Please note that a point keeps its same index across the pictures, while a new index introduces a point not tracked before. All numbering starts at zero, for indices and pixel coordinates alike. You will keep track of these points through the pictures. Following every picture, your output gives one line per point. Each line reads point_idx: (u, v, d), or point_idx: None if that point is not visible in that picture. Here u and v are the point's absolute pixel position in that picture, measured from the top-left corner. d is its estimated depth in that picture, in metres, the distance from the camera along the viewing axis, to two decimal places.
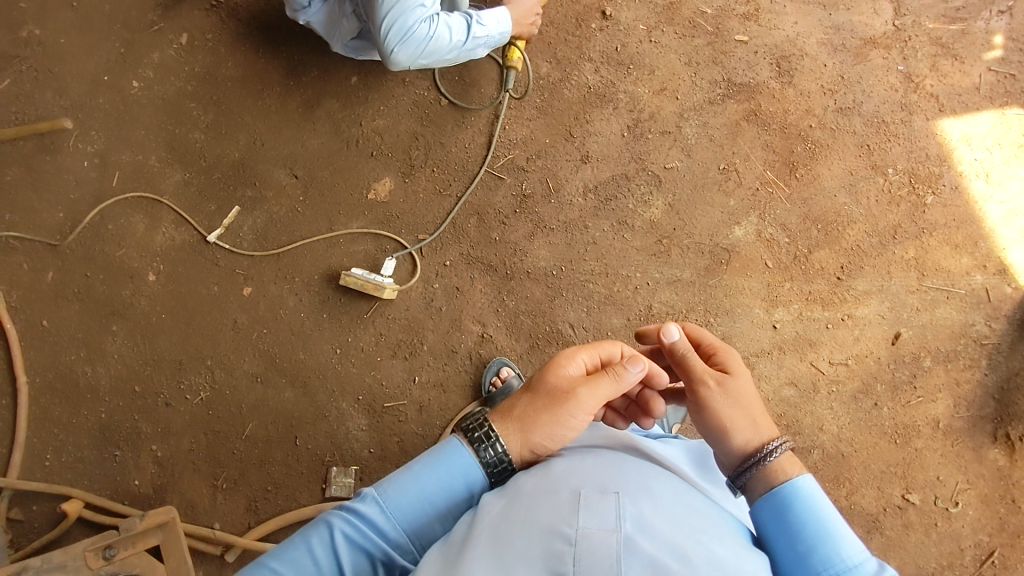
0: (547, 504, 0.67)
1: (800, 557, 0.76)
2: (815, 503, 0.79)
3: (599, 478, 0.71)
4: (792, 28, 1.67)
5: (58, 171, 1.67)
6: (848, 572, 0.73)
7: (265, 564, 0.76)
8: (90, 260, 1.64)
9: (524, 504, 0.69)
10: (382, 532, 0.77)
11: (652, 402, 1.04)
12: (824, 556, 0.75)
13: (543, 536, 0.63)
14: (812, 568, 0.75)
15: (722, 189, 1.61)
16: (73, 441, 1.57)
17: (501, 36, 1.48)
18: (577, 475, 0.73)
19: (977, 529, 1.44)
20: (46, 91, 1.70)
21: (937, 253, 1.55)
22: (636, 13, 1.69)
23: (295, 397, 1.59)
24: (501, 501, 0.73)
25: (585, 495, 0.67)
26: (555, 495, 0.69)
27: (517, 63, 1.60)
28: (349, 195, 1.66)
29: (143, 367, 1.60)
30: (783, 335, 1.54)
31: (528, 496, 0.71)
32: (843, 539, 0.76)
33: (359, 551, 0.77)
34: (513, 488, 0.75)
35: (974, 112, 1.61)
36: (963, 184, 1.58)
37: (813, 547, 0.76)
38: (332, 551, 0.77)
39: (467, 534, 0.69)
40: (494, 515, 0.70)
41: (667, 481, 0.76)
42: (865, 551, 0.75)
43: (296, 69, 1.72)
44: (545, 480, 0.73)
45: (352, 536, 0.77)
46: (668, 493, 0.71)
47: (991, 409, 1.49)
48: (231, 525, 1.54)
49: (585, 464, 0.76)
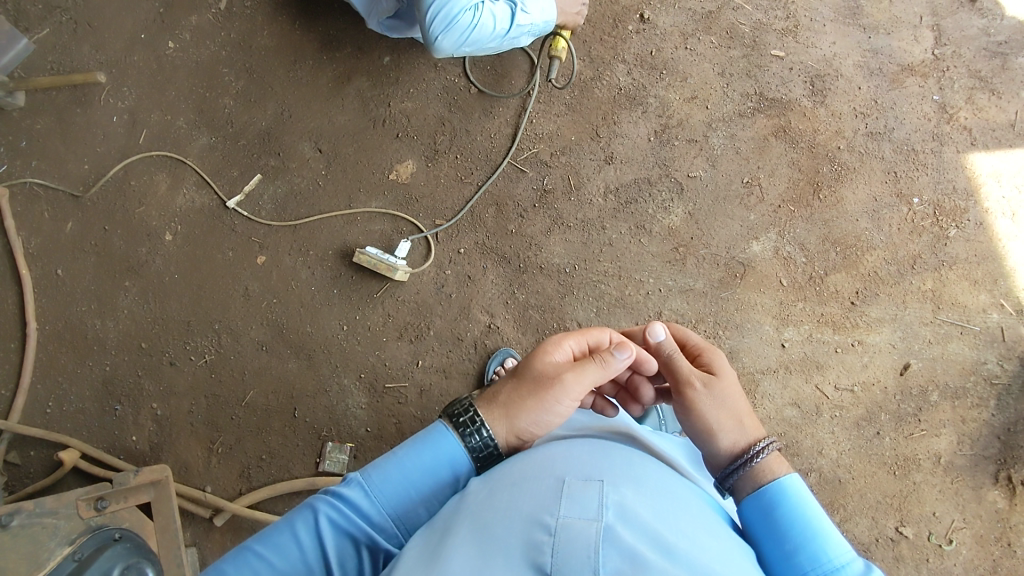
0: (530, 494, 0.66)
1: (788, 557, 0.76)
2: (803, 501, 0.79)
3: (586, 469, 0.70)
4: (829, 47, 1.65)
5: (87, 125, 1.69)
6: (834, 572, 0.73)
7: (250, 548, 0.76)
8: (110, 214, 1.66)
9: (507, 492, 0.68)
10: (366, 516, 0.77)
11: (641, 388, 1.06)
12: (811, 555, 0.75)
13: (523, 525, 0.62)
14: (799, 567, 0.75)
15: (744, 203, 1.60)
16: (76, 392, 1.59)
17: (546, 24, 1.46)
18: (564, 466, 0.72)
19: (968, 569, 1.42)
20: (83, 44, 1.72)
21: (955, 287, 1.54)
22: (674, 18, 1.68)
23: (299, 368, 1.59)
24: (485, 488, 0.72)
25: (569, 485, 0.66)
26: (539, 485, 0.68)
27: (561, 53, 1.61)
28: (371, 174, 1.67)
29: (151, 325, 1.62)
30: (791, 355, 1.53)
31: (513, 485, 0.70)
32: (830, 538, 0.76)
33: (343, 535, 0.76)
34: (499, 475, 0.74)
35: (1007, 149, 1.59)
36: (988, 220, 1.56)
37: (800, 546, 0.76)
38: (315, 535, 0.76)
39: (450, 521, 0.68)
40: (477, 502, 0.69)
41: (658, 477, 0.75)
42: (852, 551, 0.74)
43: (331, 44, 1.73)
44: (531, 469, 0.72)
45: (335, 520, 0.76)
46: (653, 489, 0.70)
47: (995, 450, 1.47)
48: (223, 490, 1.56)
49: (573, 455, 0.75)
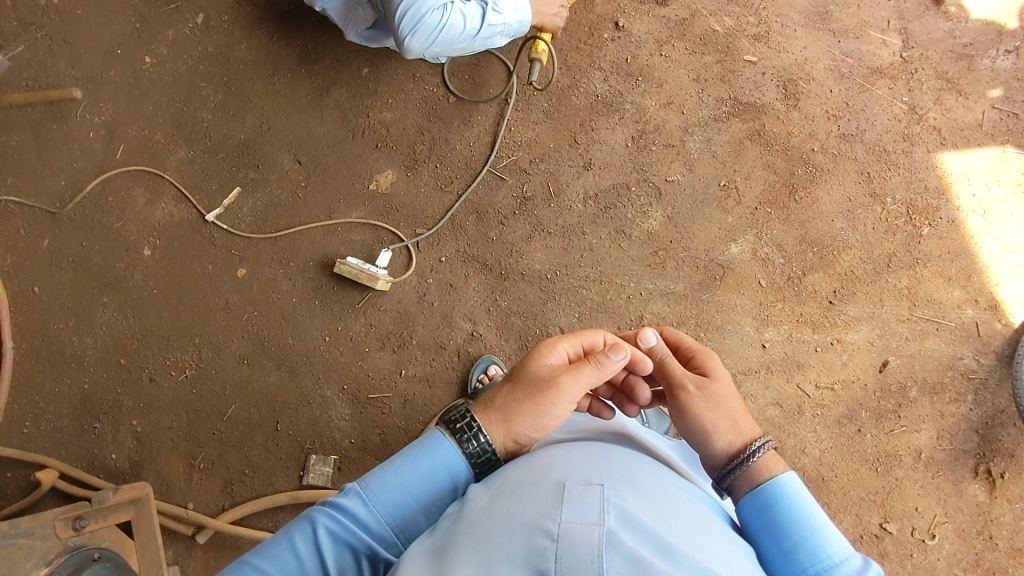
0: (531, 501, 0.66)
1: (786, 554, 0.76)
2: (800, 499, 0.80)
3: (586, 474, 0.70)
4: (801, 52, 1.68)
5: (63, 140, 1.68)
6: (833, 568, 0.73)
7: (248, 562, 0.75)
8: (88, 230, 1.64)
9: (507, 499, 0.68)
10: (365, 525, 0.76)
11: (637, 389, 1.04)
12: (809, 552, 0.75)
13: (524, 530, 0.61)
14: (798, 563, 0.75)
15: (721, 206, 1.61)
16: (53, 410, 1.56)
17: (520, 24, 1.48)
18: (562, 471, 0.72)
19: (952, 563, 1.43)
20: (59, 60, 1.71)
21: (930, 284, 1.56)
22: (649, 26, 1.70)
23: (281, 380, 1.58)
24: (485, 496, 0.71)
25: (570, 490, 0.66)
26: (539, 490, 0.67)
27: (540, 56, 1.57)
28: (351, 185, 1.67)
29: (131, 340, 1.60)
30: (772, 355, 1.54)
31: (512, 492, 0.69)
32: (827, 535, 0.76)
33: (342, 546, 0.75)
34: (498, 482, 0.74)
35: (975, 148, 1.62)
36: (961, 218, 1.59)
37: (799, 543, 0.76)
38: (314, 548, 0.75)
39: (450, 532, 0.67)
40: (477, 511, 0.68)
41: (657, 480, 0.75)
42: (849, 547, 0.75)
43: (308, 56, 1.73)
44: (530, 475, 0.72)
45: (334, 531, 0.75)
46: (652, 491, 0.71)
47: (974, 444, 1.48)
48: (205, 506, 1.53)
49: (571, 460, 0.75)
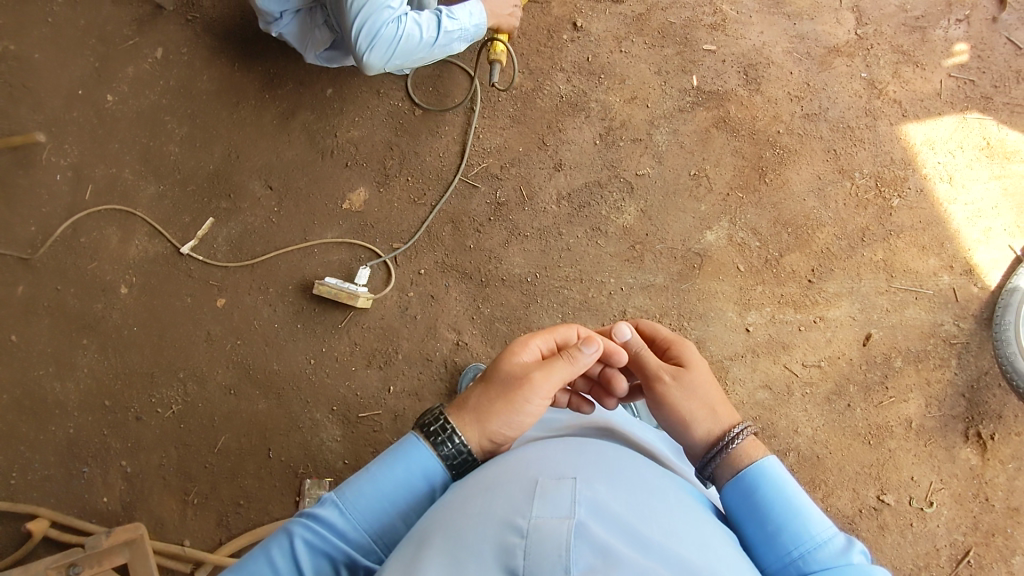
0: (503, 498, 0.65)
1: (771, 537, 0.76)
2: (782, 483, 0.80)
3: (559, 469, 0.69)
4: (758, 37, 1.71)
5: (30, 186, 1.66)
6: (817, 548, 0.73)
7: None
8: (62, 274, 1.62)
9: (480, 498, 0.67)
10: (343, 534, 0.75)
11: (614, 380, 1.03)
12: (793, 534, 0.75)
13: (494, 527, 0.61)
14: (783, 546, 0.75)
15: (693, 195, 1.62)
16: (39, 459, 1.53)
17: (476, 28, 1.48)
18: (536, 466, 0.71)
19: (951, 529, 1.43)
20: (20, 106, 1.70)
21: (905, 255, 1.57)
22: (606, 24, 1.73)
23: (269, 408, 1.56)
24: (460, 495, 0.71)
25: (542, 485, 0.66)
26: (512, 487, 0.67)
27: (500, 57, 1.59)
28: (325, 205, 1.66)
29: (114, 381, 1.58)
30: (756, 339, 1.54)
31: (486, 490, 0.69)
32: (811, 516, 0.76)
33: (320, 556, 0.74)
34: (474, 481, 0.73)
35: (936, 117, 1.64)
36: (929, 186, 1.61)
37: (783, 526, 0.76)
38: (292, 560, 0.74)
39: (424, 531, 0.66)
40: (450, 510, 0.68)
41: (633, 471, 0.75)
42: (831, 528, 0.75)
43: (271, 81, 1.73)
44: (504, 473, 0.71)
45: (311, 542, 0.74)
46: (626, 481, 0.70)
47: (962, 408, 1.49)
48: (202, 542, 1.50)
49: (546, 456, 0.74)
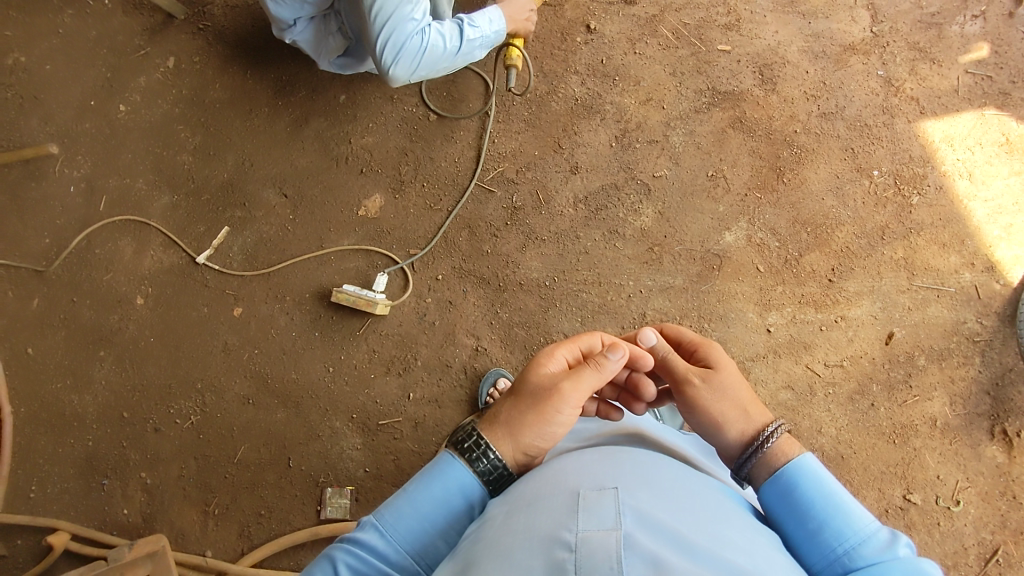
0: (546, 513, 0.65)
1: (813, 535, 0.75)
2: (820, 481, 0.79)
3: (599, 479, 0.69)
4: (773, 36, 1.71)
5: (44, 198, 1.66)
6: (861, 543, 0.72)
7: None
8: (77, 286, 1.62)
9: (523, 513, 0.67)
10: (384, 556, 0.75)
11: (642, 385, 1.03)
12: (836, 531, 0.74)
13: (541, 543, 0.60)
14: (827, 543, 0.74)
15: (711, 195, 1.62)
16: (58, 472, 1.53)
17: (497, 35, 1.48)
18: (575, 478, 0.71)
19: (979, 527, 1.43)
20: (32, 118, 1.69)
21: (925, 252, 1.57)
22: (620, 26, 1.73)
23: (288, 417, 1.56)
24: (501, 512, 0.70)
25: (584, 497, 0.65)
26: (553, 502, 0.66)
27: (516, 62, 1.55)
28: (340, 213, 1.66)
29: (131, 393, 1.57)
30: (777, 339, 1.54)
31: (527, 505, 0.68)
32: (853, 512, 0.75)
33: None
34: (513, 497, 0.72)
35: (954, 113, 1.64)
36: (948, 183, 1.60)
37: (824, 523, 0.75)
38: None
39: (468, 552, 0.66)
40: (493, 529, 0.67)
41: (672, 477, 0.74)
42: (875, 522, 0.74)
43: (284, 89, 1.73)
44: (544, 486, 0.71)
45: (353, 567, 0.73)
46: (667, 488, 0.70)
47: (987, 406, 1.49)
48: (223, 553, 1.50)
49: (583, 467, 0.74)
